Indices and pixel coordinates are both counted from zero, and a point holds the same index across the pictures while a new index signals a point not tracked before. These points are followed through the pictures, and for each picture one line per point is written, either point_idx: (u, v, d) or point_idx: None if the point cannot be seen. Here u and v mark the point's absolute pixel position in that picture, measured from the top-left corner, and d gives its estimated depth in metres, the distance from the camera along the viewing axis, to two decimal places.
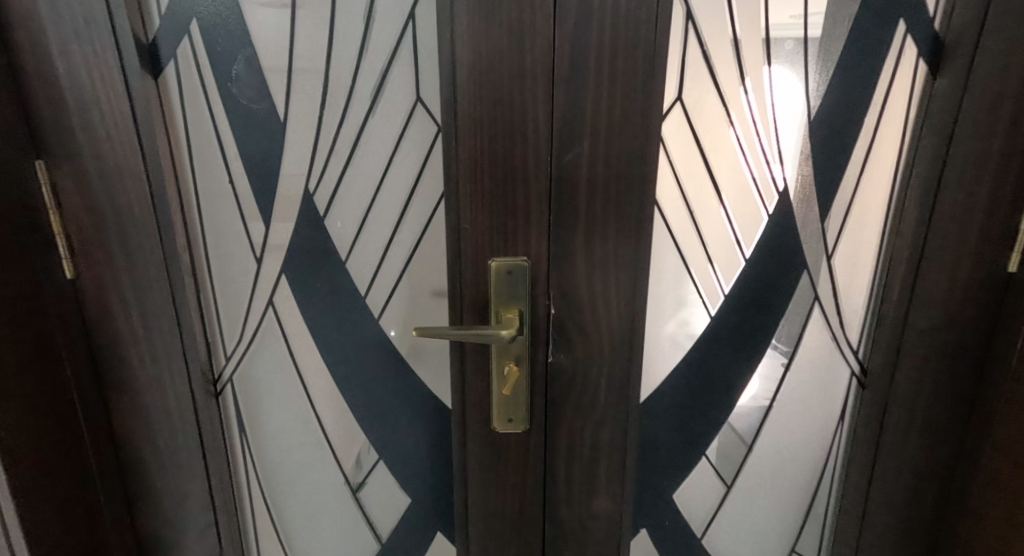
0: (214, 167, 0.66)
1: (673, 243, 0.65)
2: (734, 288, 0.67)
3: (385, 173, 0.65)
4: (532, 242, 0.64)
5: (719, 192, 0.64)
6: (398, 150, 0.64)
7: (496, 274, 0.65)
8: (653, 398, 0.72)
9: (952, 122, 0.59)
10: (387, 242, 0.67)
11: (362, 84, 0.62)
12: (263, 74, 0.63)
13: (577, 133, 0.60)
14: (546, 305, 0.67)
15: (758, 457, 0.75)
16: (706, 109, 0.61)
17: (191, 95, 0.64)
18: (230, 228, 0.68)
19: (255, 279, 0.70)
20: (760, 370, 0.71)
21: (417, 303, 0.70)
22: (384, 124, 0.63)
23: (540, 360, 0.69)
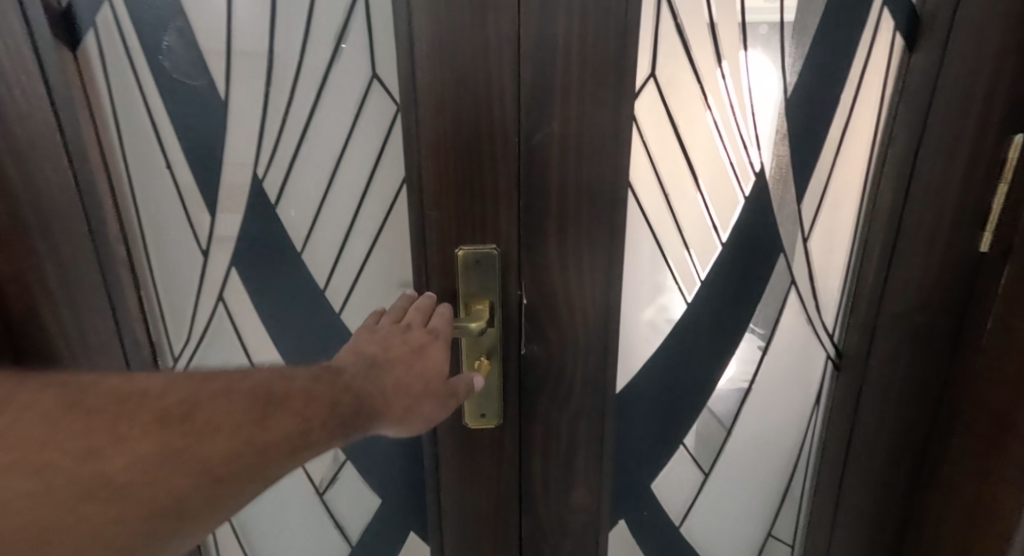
0: (149, 152, 0.61)
1: (648, 228, 0.63)
2: (710, 273, 0.65)
3: (342, 158, 0.60)
4: (502, 230, 0.61)
5: (697, 175, 0.62)
6: (355, 132, 0.59)
7: (464, 265, 0.61)
8: (630, 388, 0.70)
9: (928, 98, 0.58)
10: (346, 231, 0.63)
11: (313, 61, 0.57)
12: (200, 48, 0.57)
13: (547, 113, 0.57)
14: (517, 296, 0.64)
15: (735, 443, 0.74)
16: (680, 86, 0.58)
17: (117, 70, 0.58)
18: (172, 220, 0.63)
19: (202, 275, 0.65)
20: (737, 355, 0.69)
21: (381, 296, 0.66)
22: (339, 104, 0.58)
23: (512, 352, 0.66)
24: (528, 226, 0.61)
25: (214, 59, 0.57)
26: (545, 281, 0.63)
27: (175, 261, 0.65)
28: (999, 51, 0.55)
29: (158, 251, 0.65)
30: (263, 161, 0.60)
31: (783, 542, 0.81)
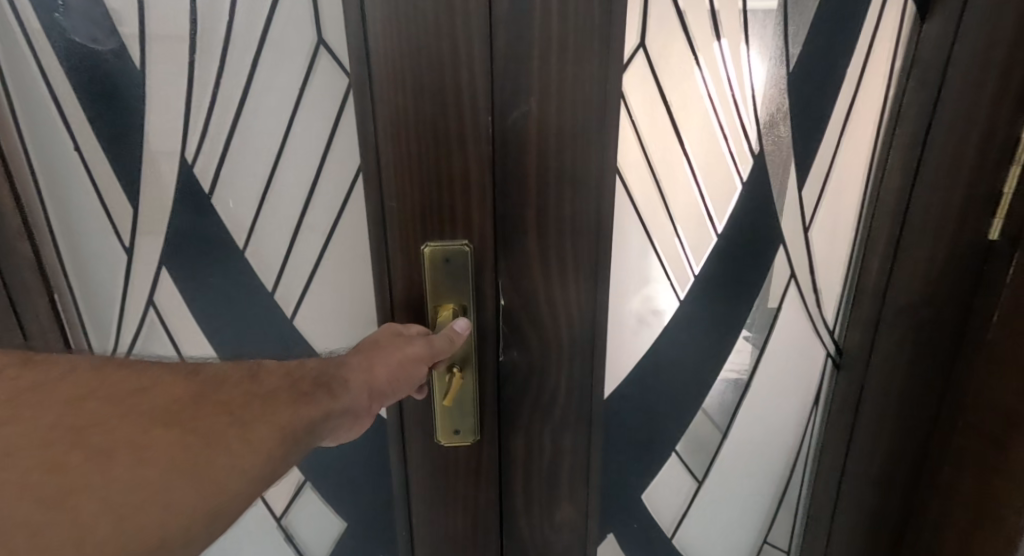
0: (54, 129, 0.55)
1: (637, 216, 0.57)
2: (705, 266, 0.60)
3: (288, 139, 0.54)
4: (474, 223, 0.54)
5: (681, 141, 0.55)
6: (301, 108, 0.53)
7: (432, 263, 0.54)
8: (618, 393, 0.64)
9: (940, 73, 0.53)
10: (297, 222, 0.57)
11: (246, 27, 0.50)
12: (103, 4, 0.50)
13: (524, 87, 0.50)
14: (494, 298, 0.57)
15: (731, 448, 0.69)
16: (672, 57, 0.52)
17: (4, 31, 0.51)
18: (87, 210, 0.58)
19: (127, 273, 0.60)
20: (733, 355, 0.64)
21: (337, 295, 0.60)
22: (282, 75, 0.52)
23: (488, 359, 0.59)
24: (506, 217, 0.54)
25: (138, 27, 0.51)
26: (524, 280, 0.57)
27: (91, 253, 0.60)
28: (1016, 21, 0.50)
29: (76, 243, 0.59)
30: (192, 145, 0.54)
31: (780, 549, 0.76)
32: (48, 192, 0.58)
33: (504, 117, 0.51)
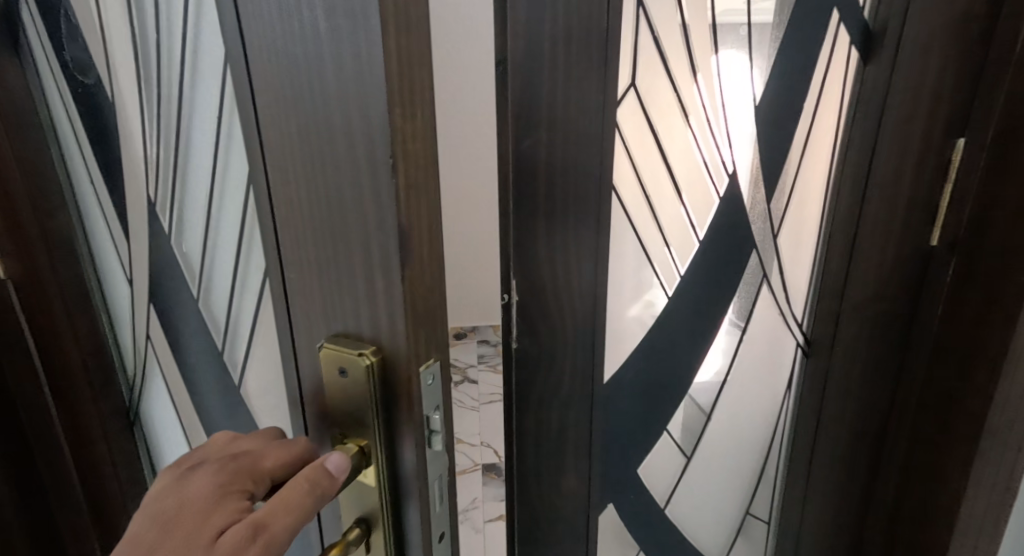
0: (81, 166, 0.62)
1: (630, 226, 0.68)
2: (689, 268, 0.70)
3: (220, 185, 0.49)
4: (383, 329, 0.38)
5: (679, 188, 0.67)
6: (220, 135, 0.47)
7: (328, 375, 0.40)
8: (616, 378, 0.74)
9: (880, 105, 0.64)
10: (234, 263, 0.52)
11: (170, 48, 0.48)
12: (88, 43, 0.54)
13: (535, 120, 0.61)
14: (409, 436, 0.40)
15: (715, 428, 0.79)
16: (659, 94, 0.63)
17: (48, 73, 0.59)
18: (105, 243, 0.65)
19: (130, 301, 0.66)
20: (717, 346, 0.75)
21: (273, 360, 0.52)
22: (203, 99, 0.47)
23: (409, 515, 0.42)
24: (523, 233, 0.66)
25: (122, 60, 0.53)
26: (532, 280, 0.67)
27: (113, 279, 0.66)
28: (941, 62, 0.61)
29: (104, 274, 0.67)
30: (153, 176, 0.55)
31: (760, 520, 0.86)
32: (77, 213, 0.65)
33: (519, 141, 0.62)
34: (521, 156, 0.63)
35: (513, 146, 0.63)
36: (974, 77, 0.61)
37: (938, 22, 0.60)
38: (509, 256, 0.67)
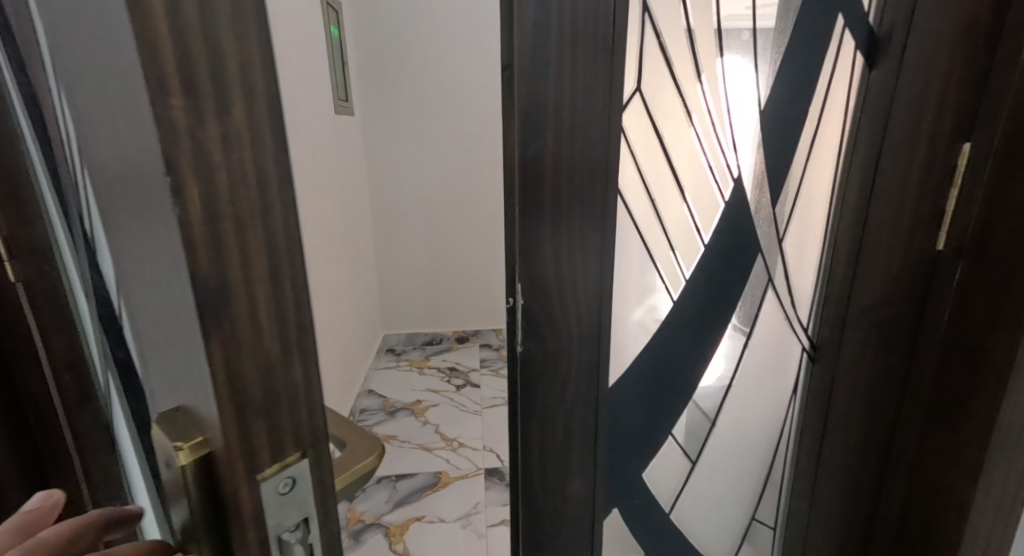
0: None
1: (635, 230, 0.68)
2: (695, 272, 0.70)
3: (86, 239, 0.44)
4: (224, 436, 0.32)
5: (684, 192, 0.68)
6: (81, 202, 0.40)
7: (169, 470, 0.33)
8: (621, 382, 0.74)
9: (886, 109, 0.64)
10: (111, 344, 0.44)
11: (37, 97, 0.41)
12: None
13: (541, 124, 0.61)
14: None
15: (720, 431, 0.79)
16: (665, 99, 0.64)
17: None
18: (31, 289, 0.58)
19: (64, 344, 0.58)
20: (721, 351, 0.75)
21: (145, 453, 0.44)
22: (68, 159, 0.40)
23: None
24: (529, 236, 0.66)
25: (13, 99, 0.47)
26: (538, 284, 0.67)
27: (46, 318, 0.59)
28: (946, 68, 0.61)
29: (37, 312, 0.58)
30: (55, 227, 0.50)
31: (766, 525, 0.86)
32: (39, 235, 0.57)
33: (525, 146, 0.62)
34: (527, 161, 0.63)
35: (518, 151, 0.63)
36: (979, 82, 0.61)
37: (943, 29, 0.60)
38: (514, 259, 0.67)
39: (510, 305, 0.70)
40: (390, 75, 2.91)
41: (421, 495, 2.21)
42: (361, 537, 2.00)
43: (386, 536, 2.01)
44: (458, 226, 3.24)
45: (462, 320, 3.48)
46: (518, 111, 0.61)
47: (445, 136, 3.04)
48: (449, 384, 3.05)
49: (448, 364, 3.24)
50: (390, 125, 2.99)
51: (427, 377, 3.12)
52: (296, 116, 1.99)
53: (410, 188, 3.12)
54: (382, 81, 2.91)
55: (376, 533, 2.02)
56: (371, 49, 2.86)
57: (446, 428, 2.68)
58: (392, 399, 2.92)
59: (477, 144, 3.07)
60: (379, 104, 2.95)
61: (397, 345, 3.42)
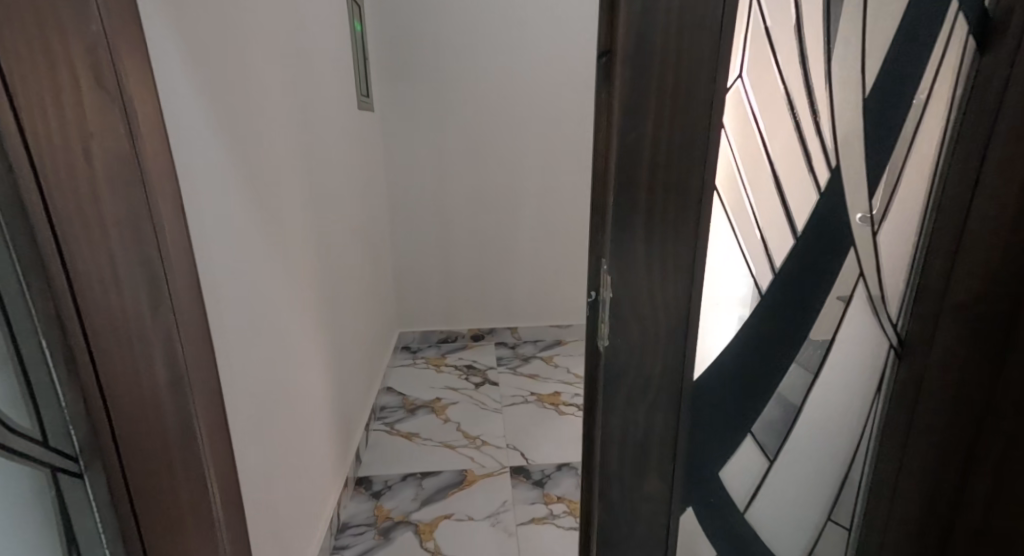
0: None
1: (728, 222, 0.67)
2: (784, 265, 0.69)
3: None
4: None
5: (779, 183, 0.66)
6: None
7: None
8: (704, 375, 0.73)
9: (999, 98, 0.62)
10: None
11: None
12: None
13: (641, 114, 0.60)
14: None
15: (800, 429, 0.78)
16: (767, 87, 0.62)
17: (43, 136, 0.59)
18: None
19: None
20: (807, 347, 0.73)
21: None
22: None
23: None
24: (622, 228, 0.64)
25: None
26: (628, 277, 0.66)
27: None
28: None
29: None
30: None
31: (841, 526, 0.84)
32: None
33: (626, 131, 0.61)
34: (628, 148, 0.61)
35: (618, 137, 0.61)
36: None
37: None
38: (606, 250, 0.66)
39: (594, 298, 0.71)
40: (411, 72, 2.89)
41: (448, 493, 2.20)
42: (391, 535, 1.99)
43: (416, 534, 1.99)
44: (475, 225, 3.22)
45: (479, 318, 3.46)
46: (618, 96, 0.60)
47: (465, 133, 3.02)
48: (468, 382, 3.05)
49: (464, 363, 3.23)
50: (410, 122, 2.97)
51: (445, 375, 3.11)
52: (324, 110, 1.97)
53: (429, 186, 3.11)
54: (404, 77, 2.89)
55: (406, 531, 2.01)
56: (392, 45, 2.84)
57: (468, 427, 2.66)
58: (411, 398, 2.92)
59: (498, 140, 3.04)
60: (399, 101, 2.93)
61: (412, 343, 3.41)
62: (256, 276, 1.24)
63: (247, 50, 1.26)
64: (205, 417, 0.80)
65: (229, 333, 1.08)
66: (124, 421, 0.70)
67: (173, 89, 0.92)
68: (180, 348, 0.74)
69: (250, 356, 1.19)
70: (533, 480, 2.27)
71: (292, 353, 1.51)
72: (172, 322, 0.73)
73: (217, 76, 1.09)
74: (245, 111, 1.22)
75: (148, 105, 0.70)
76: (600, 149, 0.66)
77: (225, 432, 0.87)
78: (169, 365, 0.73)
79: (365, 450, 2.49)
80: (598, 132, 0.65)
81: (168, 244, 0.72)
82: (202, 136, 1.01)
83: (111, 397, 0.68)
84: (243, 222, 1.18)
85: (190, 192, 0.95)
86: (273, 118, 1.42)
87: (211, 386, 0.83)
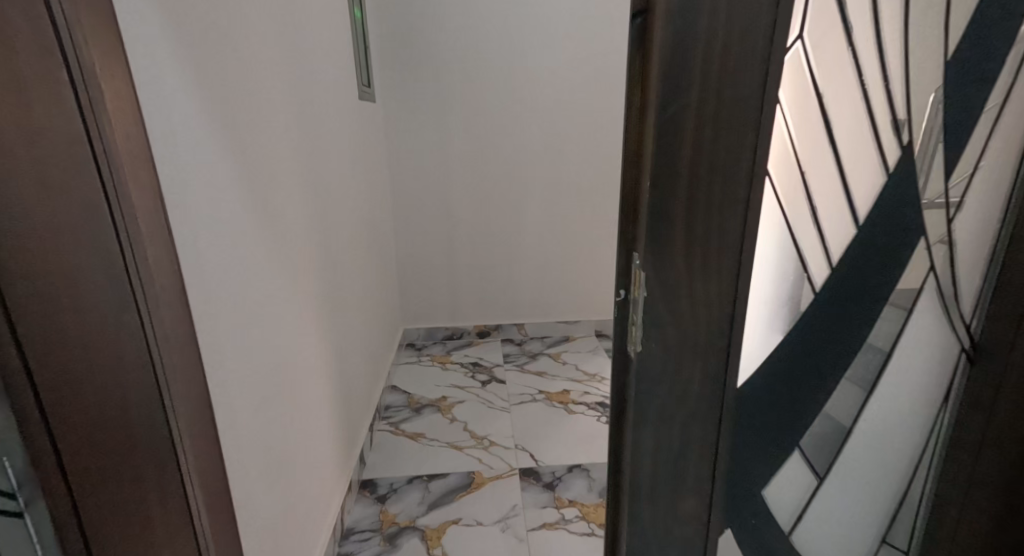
0: None
1: (780, 210, 0.58)
2: (842, 259, 0.60)
3: None
4: None
5: (842, 164, 0.57)
6: None
7: None
8: (749, 384, 0.65)
9: None
10: None
11: None
12: None
13: (685, 81, 0.52)
14: None
15: (854, 444, 0.68)
16: (831, 52, 0.54)
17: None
18: None
19: None
20: (863, 351, 0.64)
21: None
22: None
23: None
24: (658, 216, 0.57)
25: None
26: (663, 272, 0.58)
27: None
28: None
29: None
30: None
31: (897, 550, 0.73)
32: None
33: (667, 103, 0.53)
34: (669, 123, 0.53)
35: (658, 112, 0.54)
36: None
37: None
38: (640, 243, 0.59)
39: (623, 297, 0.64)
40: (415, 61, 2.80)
41: (456, 497, 2.12)
42: (397, 542, 1.92)
43: (423, 540, 1.92)
44: (481, 219, 3.13)
45: (485, 315, 3.38)
46: (660, 63, 0.52)
47: (470, 124, 2.93)
48: (474, 380, 2.97)
49: (471, 361, 3.16)
50: (414, 113, 2.89)
51: (451, 373, 3.04)
52: (324, 99, 1.88)
53: (434, 179, 3.02)
54: (407, 67, 2.81)
55: (413, 537, 1.94)
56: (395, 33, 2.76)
57: (475, 427, 2.58)
58: (417, 396, 2.84)
59: (505, 131, 2.95)
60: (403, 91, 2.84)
61: (417, 340, 3.34)
62: (251, 273, 1.16)
63: (241, 32, 1.18)
64: (186, 418, 0.75)
65: (223, 335, 1.01)
66: (73, 438, 0.58)
67: (157, 70, 0.84)
68: (156, 342, 0.68)
69: (245, 360, 1.11)
70: (543, 483, 2.19)
71: (292, 355, 1.43)
72: (144, 317, 0.67)
73: (207, 58, 1.01)
74: (238, 97, 1.14)
75: (119, 87, 0.66)
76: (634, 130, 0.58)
77: (211, 429, 0.82)
78: (138, 361, 0.66)
79: (369, 451, 2.42)
80: (631, 107, 0.58)
81: (141, 233, 0.68)
82: (190, 123, 0.93)
83: (56, 409, 0.56)
84: (236, 215, 1.10)
85: (175, 182, 0.87)
86: (271, 106, 1.35)
87: (194, 373, 0.78)
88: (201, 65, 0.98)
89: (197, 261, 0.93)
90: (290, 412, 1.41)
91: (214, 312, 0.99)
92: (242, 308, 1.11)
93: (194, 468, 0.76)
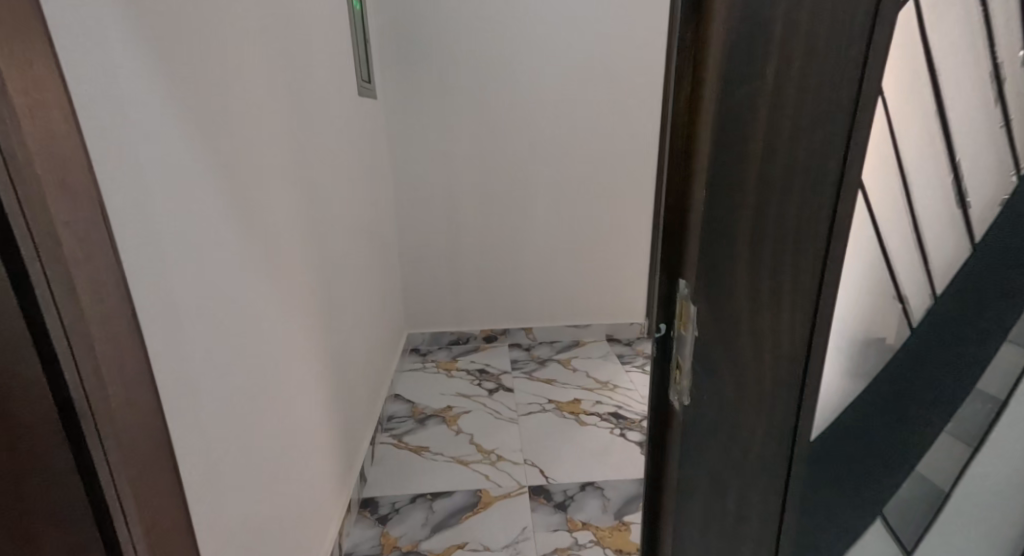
0: None
1: (874, 228, 0.44)
2: (961, 278, 0.42)
3: None
4: None
5: (966, 162, 0.42)
6: None
7: None
8: (819, 445, 0.48)
9: None
10: None
11: None
12: None
13: (759, 63, 0.43)
14: None
15: (975, 535, 0.47)
16: (960, 12, 0.40)
17: None
18: None
19: None
20: (1005, 409, 0.43)
21: None
22: None
23: None
24: (716, 238, 0.48)
25: None
26: (720, 305, 0.49)
27: None
28: None
29: None
30: None
31: None
32: None
33: (732, 106, 0.45)
34: (735, 129, 0.45)
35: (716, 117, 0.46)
36: None
37: None
38: (691, 270, 0.50)
39: (662, 332, 0.55)
40: (419, 55, 2.68)
41: (461, 518, 2.00)
42: None
43: None
44: (487, 220, 3.00)
45: (492, 319, 3.25)
46: (716, 64, 0.46)
47: (475, 121, 2.80)
48: (480, 388, 2.84)
49: (477, 367, 3.03)
50: (417, 110, 2.76)
51: (456, 381, 2.91)
52: (320, 94, 1.76)
53: (437, 179, 2.89)
54: (410, 61, 2.68)
55: None
56: (397, 26, 2.63)
57: (482, 439, 2.46)
58: (420, 406, 2.72)
59: (511, 129, 2.82)
60: (405, 87, 2.72)
61: (421, 345, 3.23)
62: (229, 288, 1.03)
63: (220, 17, 1.05)
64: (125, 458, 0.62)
65: (187, 362, 0.88)
66: None
67: (108, 58, 0.71)
68: (76, 371, 0.56)
69: (219, 386, 0.99)
70: (554, 502, 2.05)
71: (282, 372, 1.31)
72: (64, 346, 0.55)
73: (176, 46, 0.88)
74: (217, 91, 1.01)
75: (35, 70, 0.54)
76: (682, 140, 0.51)
77: (162, 461, 0.69)
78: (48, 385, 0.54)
79: (371, 466, 2.30)
80: (681, 100, 0.50)
81: (64, 242, 0.55)
82: (151, 121, 0.81)
83: None
84: (211, 224, 0.98)
85: (129, 190, 0.75)
86: (258, 101, 1.22)
87: (144, 409, 0.66)
88: (168, 54, 0.86)
89: (156, 279, 0.80)
90: (280, 435, 1.29)
91: (181, 336, 0.86)
92: (219, 328, 0.99)
93: (138, 507, 0.64)
